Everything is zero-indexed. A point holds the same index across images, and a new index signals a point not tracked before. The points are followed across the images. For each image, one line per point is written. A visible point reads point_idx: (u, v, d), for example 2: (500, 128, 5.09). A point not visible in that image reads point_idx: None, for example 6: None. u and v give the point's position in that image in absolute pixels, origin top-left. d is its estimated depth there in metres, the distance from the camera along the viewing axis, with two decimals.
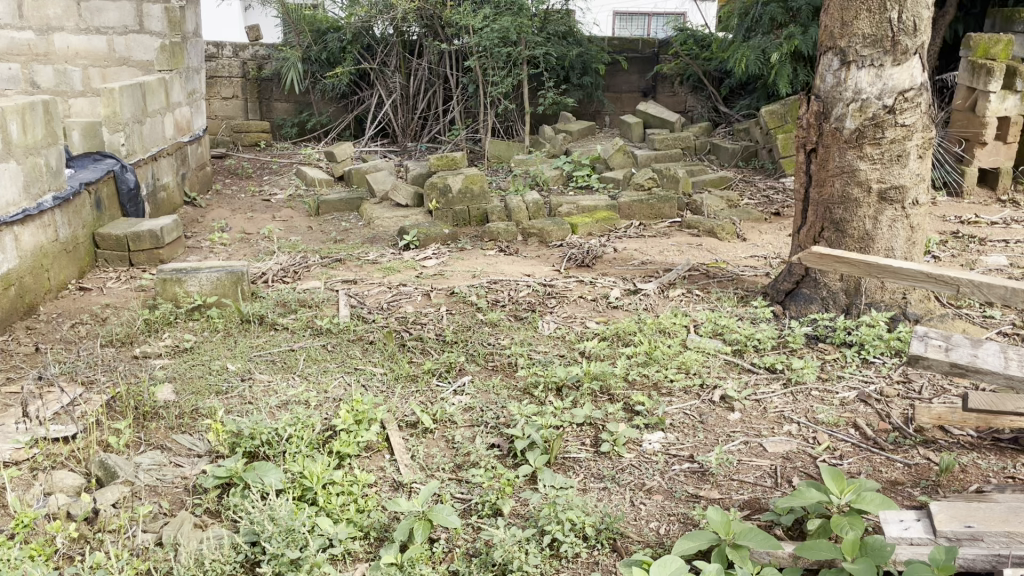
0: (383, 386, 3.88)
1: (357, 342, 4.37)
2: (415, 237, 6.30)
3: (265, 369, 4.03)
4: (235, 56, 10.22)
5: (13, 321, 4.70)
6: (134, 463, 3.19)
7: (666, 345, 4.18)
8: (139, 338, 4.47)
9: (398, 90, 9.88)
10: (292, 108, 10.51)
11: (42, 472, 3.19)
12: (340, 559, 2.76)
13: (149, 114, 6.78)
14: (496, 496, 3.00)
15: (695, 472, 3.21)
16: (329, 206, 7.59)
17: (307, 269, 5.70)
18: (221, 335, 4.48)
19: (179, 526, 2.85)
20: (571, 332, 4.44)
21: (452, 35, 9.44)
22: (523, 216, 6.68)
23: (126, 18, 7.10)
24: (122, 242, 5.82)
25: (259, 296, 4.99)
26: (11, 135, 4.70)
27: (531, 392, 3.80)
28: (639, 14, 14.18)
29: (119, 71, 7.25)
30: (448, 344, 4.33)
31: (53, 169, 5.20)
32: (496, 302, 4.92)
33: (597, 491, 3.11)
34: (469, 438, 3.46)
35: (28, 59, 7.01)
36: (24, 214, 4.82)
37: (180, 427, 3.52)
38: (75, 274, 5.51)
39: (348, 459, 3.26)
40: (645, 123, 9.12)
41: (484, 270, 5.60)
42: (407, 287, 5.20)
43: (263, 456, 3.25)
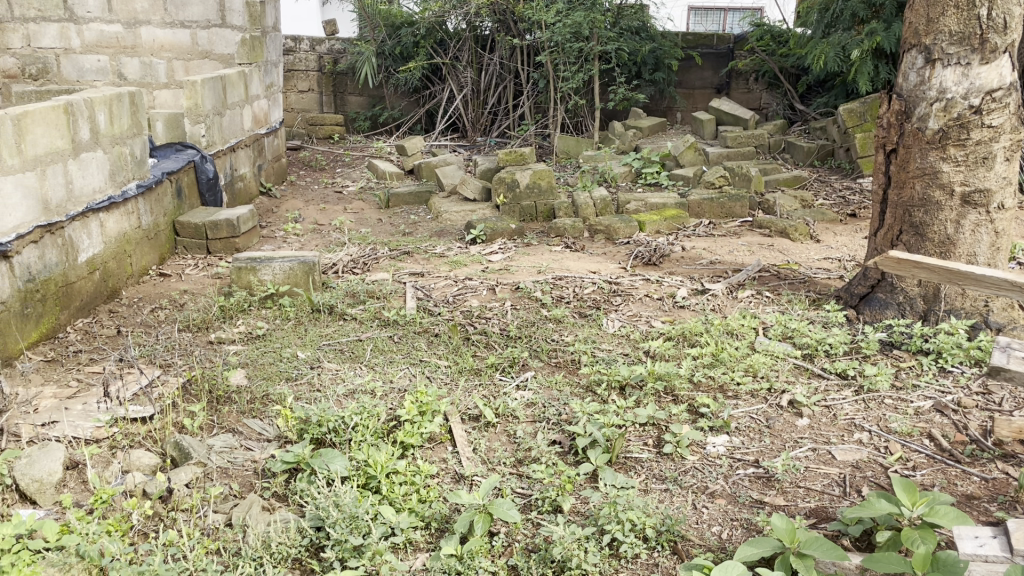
0: (447, 378, 3.93)
1: (423, 334, 4.43)
2: (482, 231, 6.33)
3: (333, 358, 4.12)
4: (312, 50, 10.42)
5: (97, 304, 4.91)
6: (207, 445, 3.30)
7: (733, 347, 4.11)
8: (214, 323, 4.61)
9: (469, 85, 9.95)
10: (365, 102, 10.65)
11: (120, 451, 3.31)
12: (402, 548, 2.80)
13: (229, 106, 6.96)
14: (556, 493, 3.00)
15: (761, 477, 3.15)
16: (399, 199, 7.70)
17: (376, 260, 5.79)
18: (292, 323, 4.60)
19: (247, 509, 2.92)
20: (636, 331, 4.41)
21: (525, 30, 9.47)
22: (590, 212, 6.65)
23: (209, 14, 7.31)
24: (200, 230, 6.01)
25: (329, 286, 5.11)
26: (99, 125, 4.91)
27: (595, 390, 3.79)
28: (715, 9, 14.00)
29: (202, 64, 7.46)
30: (513, 339, 4.34)
31: (137, 159, 5.40)
32: (560, 298, 4.92)
33: (658, 492, 3.09)
34: (531, 433, 3.46)
35: (117, 52, 7.22)
36: (109, 201, 5.02)
37: (251, 412, 3.63)
38: (155, 260, 5.72)
39: (411, 449, 3.32)
40: (717, 120, 8.95)
41: (549, 266, 5.60)
42: (473, 281, 5.24)
43: (330, 443, 3.32)
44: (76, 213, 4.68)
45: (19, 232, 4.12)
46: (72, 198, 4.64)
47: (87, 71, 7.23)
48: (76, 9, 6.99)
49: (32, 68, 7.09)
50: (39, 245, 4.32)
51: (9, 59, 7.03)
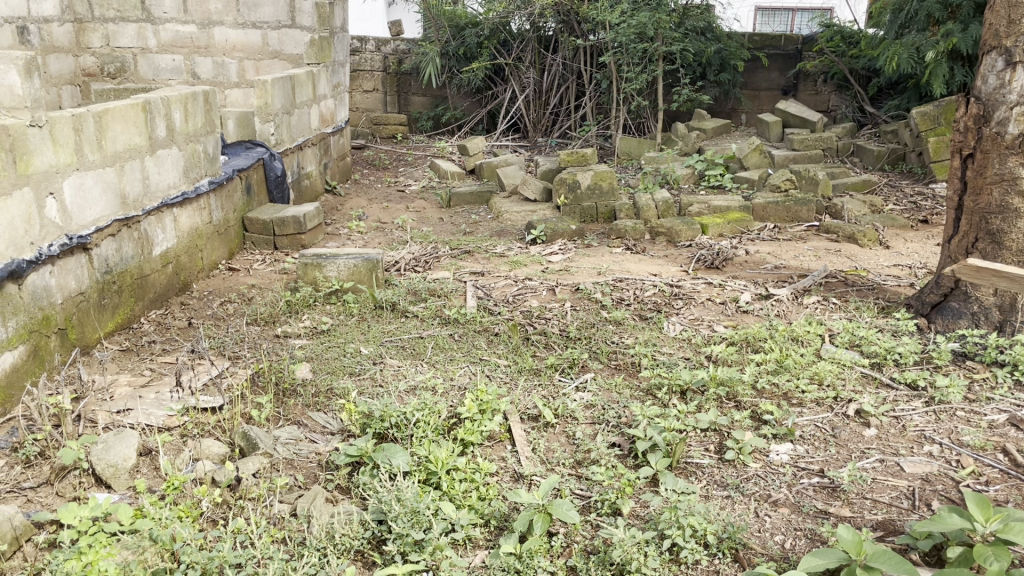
0: (507, 377, 3.94)
1: (483, 333, 4.45)
2: (542, 232, 6.34)
3: (395, 354, 4.18)
4: (377, 51, 10.55)
5: (170, 297, 5.07)
6: (273, 436, 3.38)
7: (799, 354, 4.04)
8: (281, 318, 4.72)
9: (531, 86, 9.97)
10: (428, 102, 10.76)
11: (191, 439, 3.40)
12: (461, 544, 2.82)
13: (298, 105, 7.12)
14: (616, 495, 2.98)
15: (825, 487, 3.10)
16: (460, 199, 7.75)
17: (437, 259, 5.85)
18: (355, 319, 4.67)
19: (312, 500, 2.98)
20: (697, 335, 4.36)
21: (588, 31, 9.44)
22: (652, 214, 6.60)
23: (280, 14, 7.46)
24: (268, 227, 6.16)
25: (392, 283, 5.18)
26: (175, 122, 5.06)
27: (655, 394, 3.76)
28: (783, 9, 13.76)
29: (272, 64, 7.65)
30: (572, 340, 4.34)
31: (209, 156, 5.56)
32: (620, 300, 4.89)
33: (720, 499, 3.04)
34: (590, 435, 3.46)
35: (191, 52, 7.41)
36: (183, 197, 5.17)
37: (316, 405, 3.71)
38: (225, 255, 5.88)
39: (472, 447, 3.34)
40: (784, 122, 8.80)
41: (610, 268, 5.58)
42: (533, 281, 5.25)
43: (392, 439, 3.37)
44: (152, 208, 4.84)
45: (98, 225, 4.28)
46: (148, 194, 4.79)
47: (163, 70, 7.43)
48: (154, 10, 7.22)
49: (110, 67, 7.32)
50: (117, 238, 4.48)
51: (88, 58, 7.26)
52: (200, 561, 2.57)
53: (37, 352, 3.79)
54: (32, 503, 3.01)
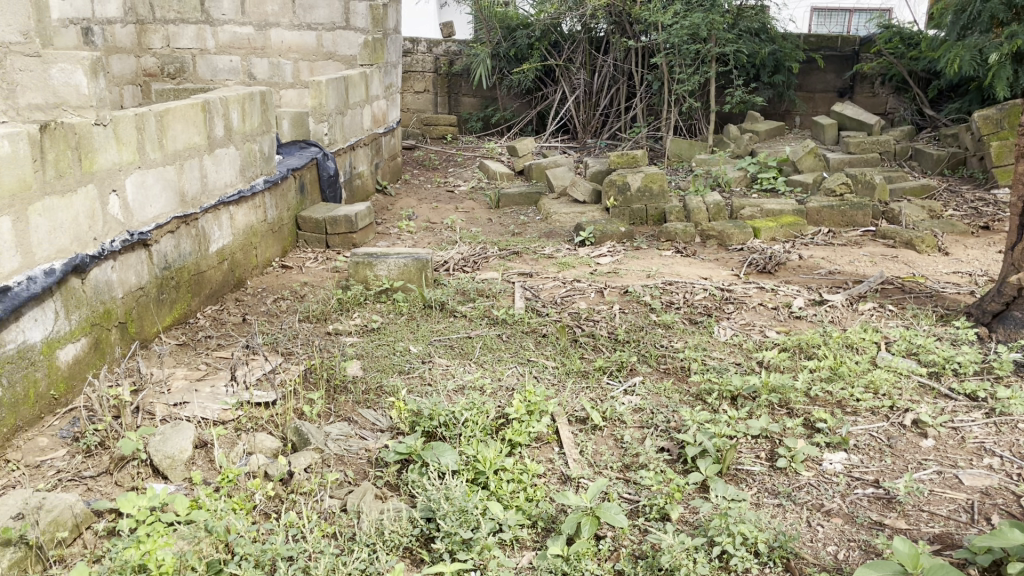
0: (554, 379, 3.94)
1: (531, 334, 4.45)
2: (591, 233, 6.31)
3: (443, 354, 4.20)
4: (429, 52, 10.63)
5: (225, 293, 5.17)
6: (324, 433, 3.43)
7: (853, 361, 3.97)
8: (332, 315, 4.78)
9: (581, 87, 9.96)
10: (478, 103, 10.81)
11: (244, 433, 3.47)
12: (509, 545, 2.82)
13: (350, 105, 7.22)
14: (664, 501, 2.96)
15: (880, 498, 3.03)
16: (509, 200, 7.77)
17: (486, 259, 5.87)
18: (405, 318, 4.71)
19: (361, 496, 3.02)
20: (749, 340, 4.31)
21: (640, 32, 9.38)
22: (702, 217, 6.53)
23: (334, 15, 7.63)
24: (320, 225, 6.25)
25: (441, 283, 5.22)
26: (232, 122, 5.17)
27: (705, 399, 3.72)
28: (840, 10, 13.52)
29: (325, 65, 7.79)
30: (621, 343, 4.32)
31: (265, 155, 5.66)
32: (670, 304, 4.85)
33: (771, 507, 3.00)
34: (639, 439, 3.44)
35: (247, 53, 7.54)
36: (239, 195, 5.28)
37: (366, 402, 3.76)
38: (278, 253, 5.98)
39: (519, 448, 3.34)
40: (840, 124, 8.63)
41: (659, 270, 5.53)
42: (582, 283, 5.24)
43: (440, 437, 3.39)
44: (209, 205, 4.94)
45: (158, 222, 4.39)
46: (206, 192, 4.90)
47: (221, 71, 7.57)
48: (213, 12, 7.37)
49: (169, 68, 7.50)
50: (176, 235, 4.59)
51: (149, 58, 7.43)
52: (253, 553, 2.62)
53: (97, 345, 3.90)
54: (92, 492, 3.09)
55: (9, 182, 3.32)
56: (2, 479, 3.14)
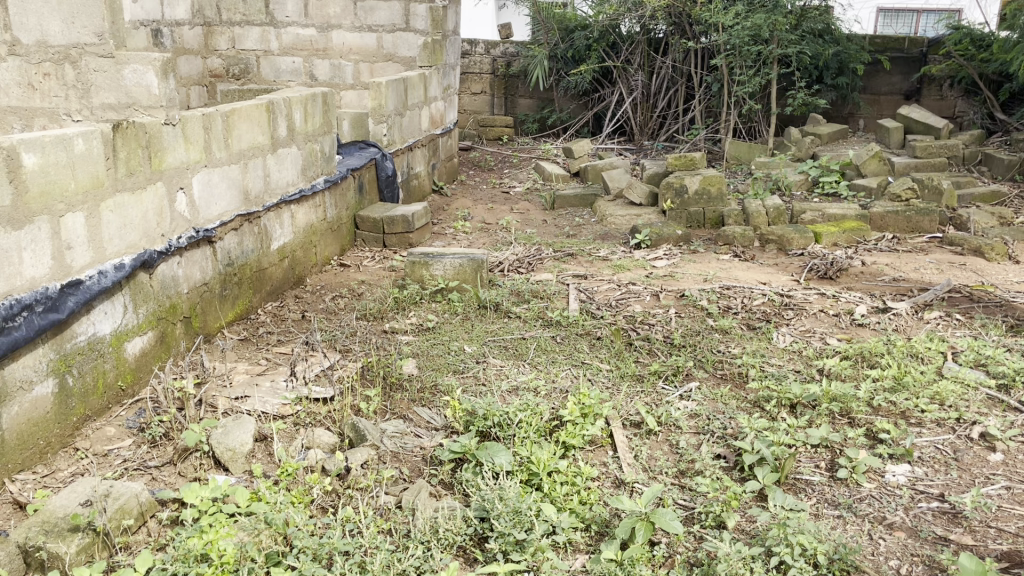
0: (609, 382, 3.91)
1: (585, 337, 4.44)
2: (647, 236, 6.26)
3: (498, 354, 4.21)
4: (487, 53, 10.73)
5: (285, 290, 5.27)
6: (380, 430, 3.47)
7: (918, 371, 3.86)
8: (389, 314, 4.84)
9: (639, 88, 9.89)
10: (535, 104, 10.81)
11: (303, 428, 3.53)
12: (562, 547, 2.81)
13: (409, 107, 7.28)
14: (720, 508, 2.92)
15: (945, 512, 2.94)
16: (565, 201, 7.75)
17: (540, 260, 5.87)
18: (460, 317, 4.74)
19: (416, 493, 3.05)
20: (809, 347, 4.23)
21: (700, 33, 9.27)
22: (762, 221, 6.42)
23: (395, 18, 7.58)
24: (378, 225, 6.32)
25: (496, 284, 5.24)
26: (295, 122, 5.27)
27: (763, 406, 3.66)
28: (908, 11, 13.17)
29: (385, 67, 7.75)
30: (677, 347, 4.27)
31: (326, 155, 5.76)
32: (728, 309, 4.79)
33: (831, 519, 2.93)
34: (695, 445, 3.40)
35: (309, 54, 7.70)
36: (300, 194, 5.37)
37: (421, 400, 3.79)
38: (337, 251, 6.07)
39: (573, 450, 3.33)
40: (905, 128, 8.40)
41: (716, 274, 5.47)
42: (637, 286, 5.20)
43: (494, 438, 3.40)
44: (272, 204, 5.05)
45: (223, 220, 4.49)
46: (269, 190, 5.00)
47: (283, 72, 7.75)
48: (277, 14, 7.56)
49: (235, 69, 7.72)
50: (239, 232, 4.69)
51: (215, 59, 7.69)
52: (311, 547, 2.66)
53: (163, 338, 4.01)
54: (157, 481, 3.18)
55: (84, 180, 3.43)
56: (72, 467, 3.25)
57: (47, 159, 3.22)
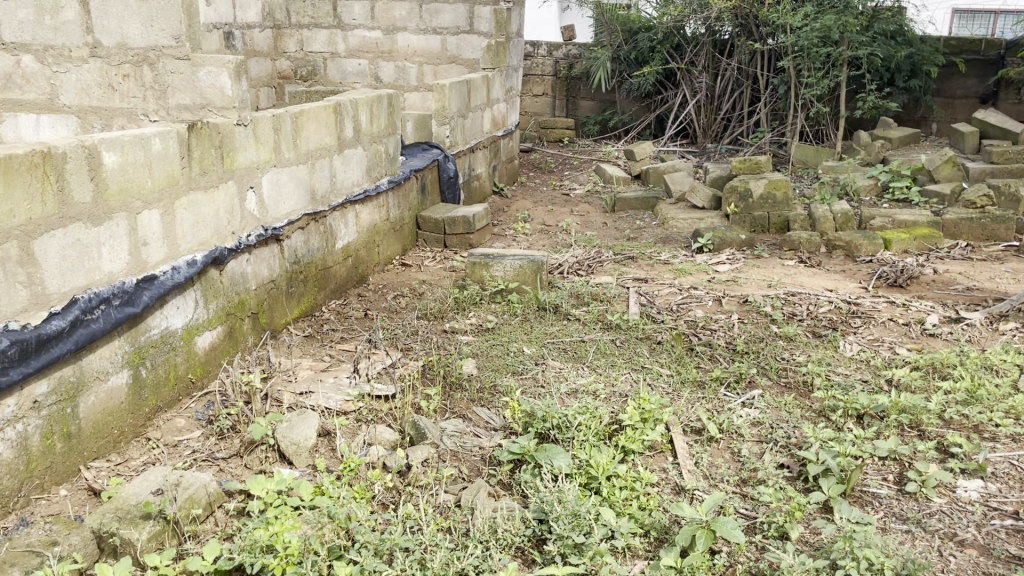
0: (669, 388, 3.87)
1: (645, 341, 4.40)
2: (710, 240, 6.18)
3: (557, 356, 4.21)
4: (549, 55, 10.74)
5: (348, 288, 5.36)
6: (440, 429, 3.50)
7: (993, 384, 3.73)
8: (449, 313, 4.88)
9: (703, 90, 9.77)
10: (596, 106, 10.77)
11: (365, 424, 3.59)
12: (621, 552, 2.80)
13: (472, 109, 7.33)
14: (784, 519, 2.87)
15: (1021, 531, 2.84)
16: (626, 204, 7.71)
17: (600, 263, 5.85)
18: (519, 319, 4.75)
19: (475, 493, 3.07)
20: (877, 357, 4.12)
21: (767, 34, 9.13)
22: (829, 226, 6.28)
23: (459, 20, 7.64)
24: (439, 225, 6.38)
25: (556, 286, 5.23)
26: (361, 123, 5.35)
27: (828, 416, 3.58)
28: (985, 11, 12.75)
29: (449, 68, 7.83)
30: (739, 354, 4.21)
31: (390, 156, 5.83)
32: (792, 315, 4.70)
33: (899, 533, 2.86)
34: (757, 453, 3.35)
35: (375, 57, 7.81)
36: (364, 194, 5.46)
37: (480, 400, 3.81)
38: (398, 251, 6.14)
39: (632, 455, 3.31)
40: (981, 132, 8.13)
41: (780, 280, 5.37)
42: (699, 290, 5.13)
43: (553, 440, 3.40)
44: (337, 204, 5.14)
45: (290, 219, 4.59)
46: (335, 190, 5.09)
47: (349, 74, 7.88)
48: (344, 17, 7.70)
49: (302, 70, 7.88)
50: (306, 231, 4.79)
51: (284, 61, 7.87)
52: (373, 542, 2.70)
53: (231, 334, 4.12)
54: (224, 472, 3.27)
55: (160, 178, 3.54)
56: (144, 456, 3.36)
57: (125, 158, 3.34)
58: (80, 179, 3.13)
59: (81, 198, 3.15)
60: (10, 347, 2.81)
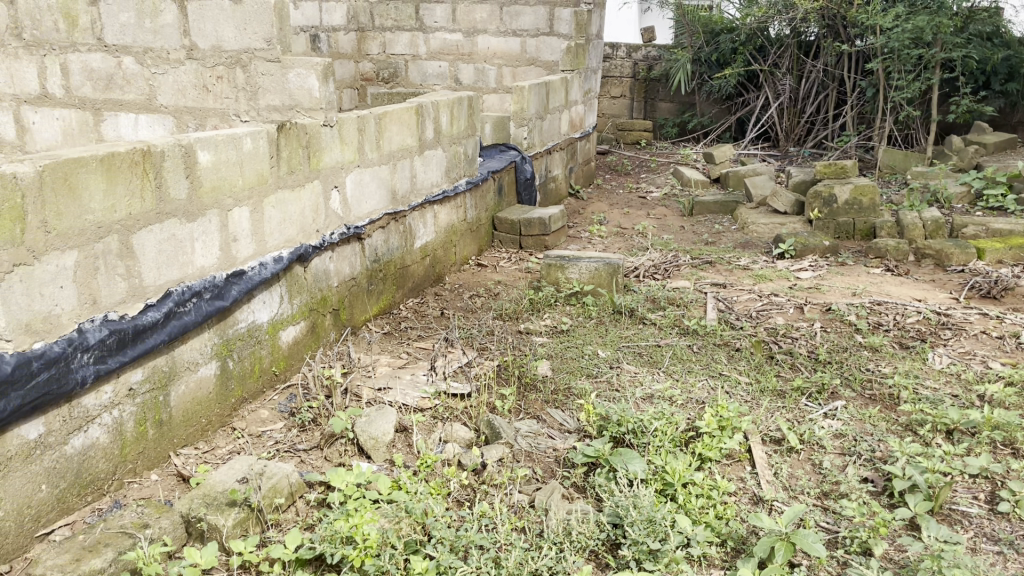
0: (748, 396, 3.80)
1: (724, 347, 4.33)
2: (791, 246, 6.03)
3: (632, 360, 4.18)
4: (628, 57, 10.62)
5: (425, 287, 5.43)
6: (514, 429, 3.52)
7: None
8: (524, 315, 4.90)
9: (786, 92, 9.57)
10: (675, 109, 10.66)
11: (441, 421, 3.64)
12: (697, 561, 2.76)
13: (550, 111, 7.34)
14: (867, 535, 2.79)
15: None
16: (704, 207, 7.60)
17: (678, 267, 5.78)
18: (594, 322, 4.74)
19: (549, 494, 3.08)
20: (969, 370, 3.96)
21: (856, 35, 8.88)
22: (918, 234, 6.06)
23: (539, 22, 7.61)
24: (515, 226, 6.40)
25: (631, 289, 5.19)
26: (441, 125, 5.41)
27: (916, 430, 3.46)
28: None
29: (528, 71, 7.82)
30: (822, 363, 4.10)
31: (469, 158, 5.88)
32: (878, 325, 4.55)
33: (989, 555, 2.74)
34: (839, 466, 3.26)
35: (455, 59, 7.88)
36: (443, 195, 5.52)
37: (554, 402, 3.81)
38: (475, 251, 6.20)
39: (709, 463, 3.26)
40: None
41: (866, 289, 5.21)
42: (779, 297, 5.02)
43: (628, 444, 3.37)
44: (417, 204, 5.21)
45: (372, 218, 4.68)
46: (415, 190, 5.16)
47: (430, 76, 7.99)
48: (426, 19, 7.82)
49: (384, 73, 8.05)
50: (386, 230, 4.88)
51: (367, 63, 8.06)
52: (449, 539, 2.74)
53: (314, 329, 4.22)
54: (305, 463, 3.36)
55: (250, 177, 3.66)
56: (230, 444, 3.48)
57: (219, 157, 3.46)
58: (177, 176, 3.26)
59: (177, 195, 3.28)
60: (110, 336, 2.94)
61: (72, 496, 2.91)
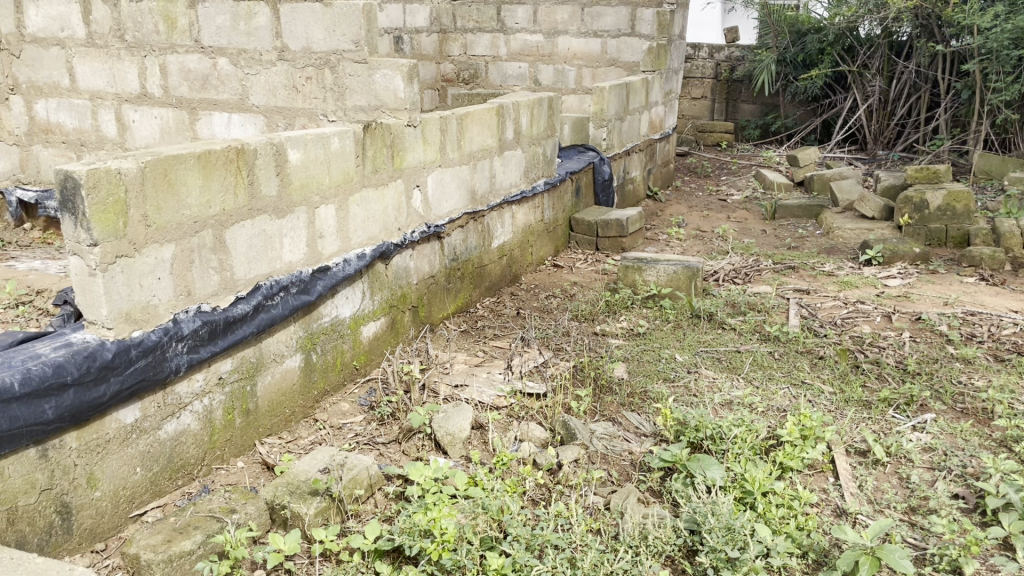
0: (832, 405, 3.70)
1: (806, 354, 4.23)
2: (879, 252, 5.85)
3: (710, 366, 4.12)
4: (710, 58, 10.45)
5: (502, 287, 5.47)
6: (590, 430, 3.51)
7: None
8: (601, 316, 4.88)
9: (875, 95, 9.28)
10: (758, 110, 10.46)
11: (517, 420, 3.66)
12: (777, 571, 2.70)
13: (630, 112, 7.29)
14: (958, 553, 2.69)
15: None
16: (786, 211, 7.44)
17: (758, 272, 5.67)
18: (672, 325, 4.69)
19: (625, 497, 3.06)
20: None
21: (951, 35, 8.55)
22: (1016, 242, 5.79)
23: (621, 23, 7.56)
24: (593, 228, 6.39)
25: (711, 293, 5.11)
26: (522, 125, 5.44)
27: (1011, 447, 3.32)
28: None
29: (608, 72, 7.77)
30: (910, 374, 3.97)
31: (547, 158, 5.89)
32: (971, 337, 4.38)
33: None
34: (928, 481, 3.15)
35: (535, 60, 7.92)
36: (521, 196, 5.55)
37: (630, 405, 3.79)
38: (551, 252, 6.21)
39: (790, 472, 3.18)
40: None
41: (958, 298, 5.01)
42: (866, 305, 4.88)
43: (705, 450, 3.33)
44: (495, 204, 5.25)
45: (451, 217, 4.74)
46: (494, 190, 5.21)
47: (510, 77, 8.04)
48: (508, 21, 7.87)
49: (465, 74, 8.14)
50: (465, 229, 4.93)
51: (448, 65, 8.16)
52: (525, 537, 2.76)
53: (393, 325, 4.30)
54: (384, 456, 3.42)
55: (336, 176, 3.75)
56: (312, 435, 3.58)
57: (308, 155, 3.56)
58: (268, 174, 3.37)
59: (268, 192, 3.39)
60: (202, 327, 3.06)
61: (163, 480, 3.03)
